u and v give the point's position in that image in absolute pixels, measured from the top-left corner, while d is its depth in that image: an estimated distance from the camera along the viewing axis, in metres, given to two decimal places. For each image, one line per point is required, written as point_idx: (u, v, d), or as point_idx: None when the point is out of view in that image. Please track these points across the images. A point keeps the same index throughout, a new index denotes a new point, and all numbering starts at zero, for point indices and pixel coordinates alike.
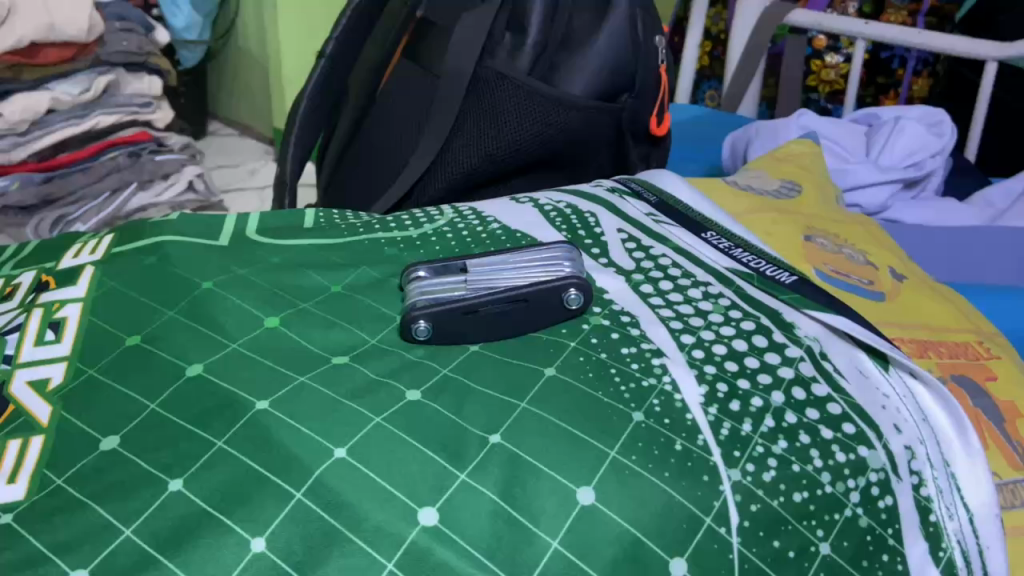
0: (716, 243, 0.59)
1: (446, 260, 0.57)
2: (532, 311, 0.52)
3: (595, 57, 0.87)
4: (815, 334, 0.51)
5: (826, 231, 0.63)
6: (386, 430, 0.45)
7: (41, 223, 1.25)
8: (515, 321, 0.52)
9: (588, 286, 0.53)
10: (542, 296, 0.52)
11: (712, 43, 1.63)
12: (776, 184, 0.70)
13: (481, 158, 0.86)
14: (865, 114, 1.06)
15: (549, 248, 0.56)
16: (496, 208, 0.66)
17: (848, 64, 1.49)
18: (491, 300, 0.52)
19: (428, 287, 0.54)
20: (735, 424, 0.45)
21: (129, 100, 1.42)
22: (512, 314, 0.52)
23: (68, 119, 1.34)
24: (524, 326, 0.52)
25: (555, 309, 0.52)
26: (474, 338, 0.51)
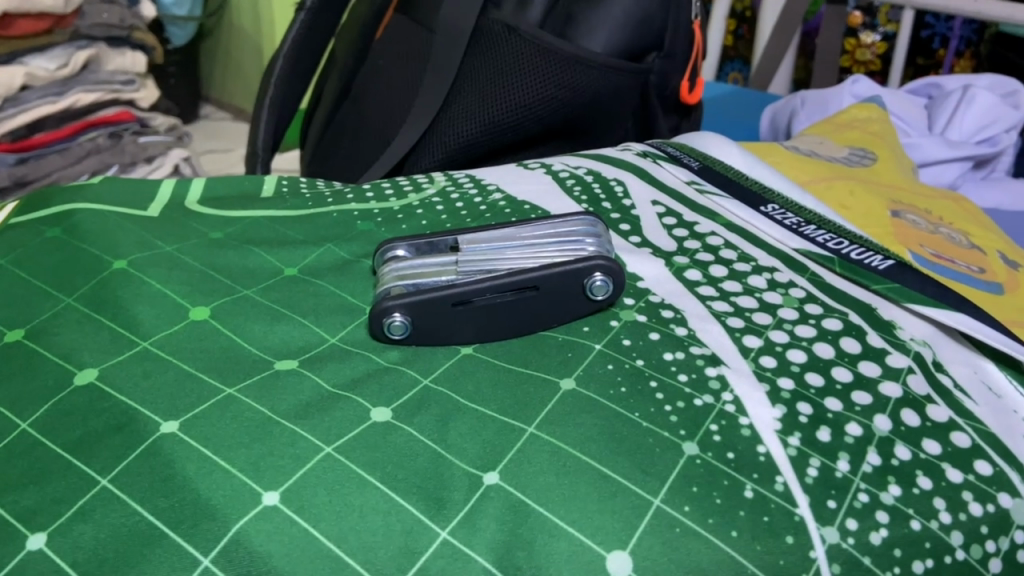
0: (781, 219, 0.46)
1: (429, 236, 0.44)
2: (550, 303, 0.39)
3: (620, 6, 0.73)
4: (924, 336, 0.38)
5: (916, 207, 0.50)
6: (340, 465, 0.32)
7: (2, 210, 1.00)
8: (520, 315, 0.39)
9: (622, 272, 0.40)
10: (563, 283, 0.39)
11: (737, 21, 1.49)
12: (843, 151, 0.57)
13: (483, 125, 0.74)
14: (925, 85, 0.93)
15: (565, 220, 0.43)
16: (498, 176, 0.53)
17: (884, 45, 1.31)
18: (489, 289, 0.39)
19: (409, 269, 0.41)
20: (827, 463, 0.33)
21: (110, 76, 1.12)
22: (518, 307, 0.39)
23: (43, 96, 1.04)
24: (537, 323, 0.39)
25: (576, 300, 0.40)
26: (468, 338, 0.39)
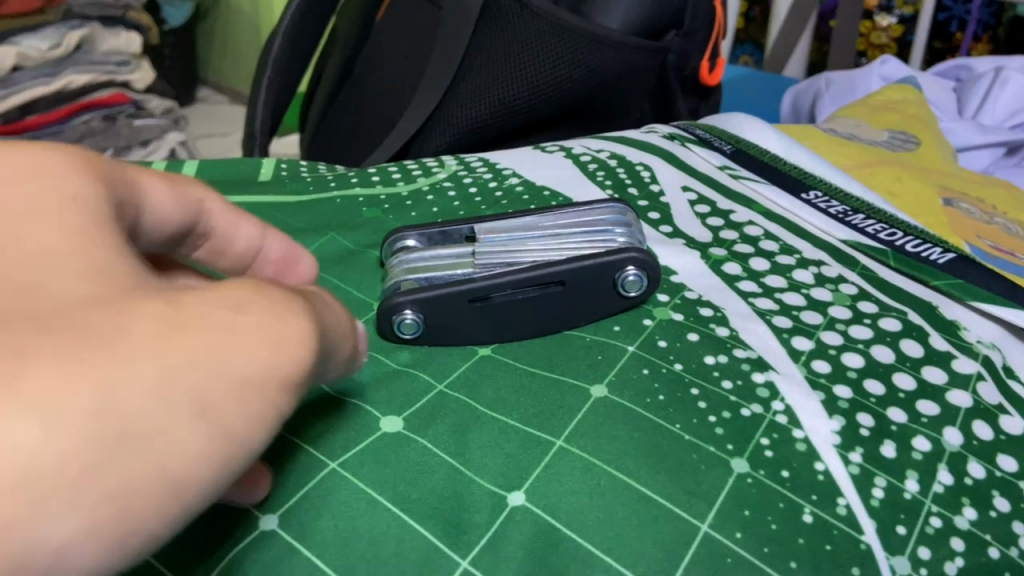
0: (825, 207, 0.42)
1: (441, 222, 0.40)
2: (575, 299, 0.36)
3: None
4: (993, 338, 0.35)
5: (967, 194, 0.46)
6: (346, 484, 0.28)
7: None
8: (543, 314, 0.35)
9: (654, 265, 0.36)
10: (589, 277, 0.35)
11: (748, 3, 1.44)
12: (882, 135, 0.53)
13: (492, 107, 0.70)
14: (953, 67, 0.88)
15: (591, 209, 0.40)
16: (514, 159, 0.50)
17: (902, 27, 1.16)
18: (508, 284, 0.35)
19: (421, 260, 0.38)
20: (893, 482, 0.29)
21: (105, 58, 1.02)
22: (542, 304, 0.35)
23: (36, 79, 0.95)
24: (560, 320, 0.36)
25: (606, 296, 0.36)
26: (485, 336, 0.35)
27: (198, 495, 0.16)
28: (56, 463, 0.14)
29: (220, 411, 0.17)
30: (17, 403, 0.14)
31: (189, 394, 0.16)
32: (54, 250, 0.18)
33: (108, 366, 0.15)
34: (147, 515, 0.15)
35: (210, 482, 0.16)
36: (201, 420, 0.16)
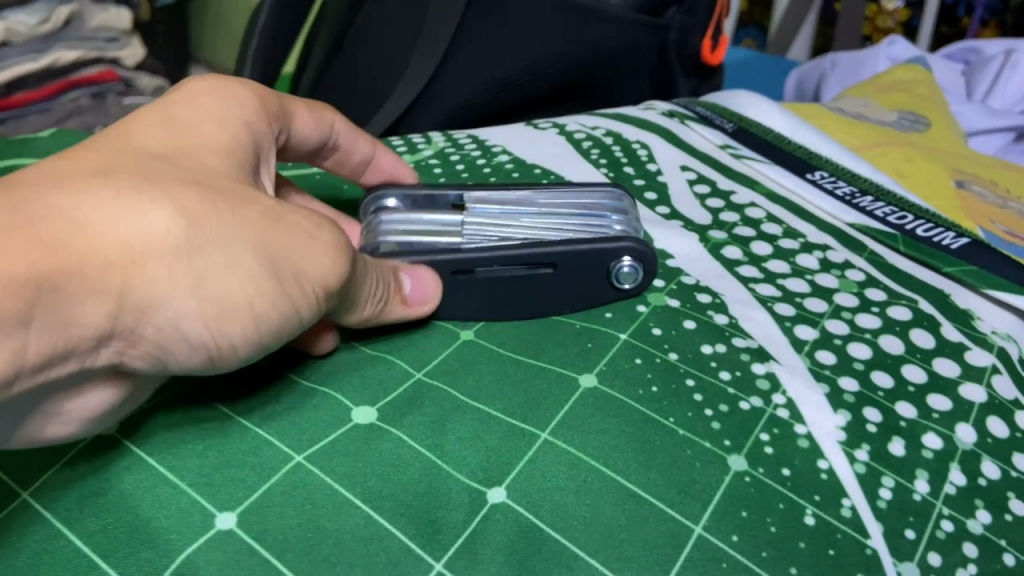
0: (831, 188, 0.40)
1: (427, 188, 0.38)
2: (565, 282, 0.33)
3: None
4: (1008, 329, 0.32)
5: (981, 177, 0.44)
6: (311, 479, 0.26)
7: None
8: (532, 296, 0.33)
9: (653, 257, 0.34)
10: (584, 261, 0.33)
11: None
12: (892, 115, 0.51)
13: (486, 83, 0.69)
14: (961, 50, 0.85)
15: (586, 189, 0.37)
16: (505, 137, 0.47)
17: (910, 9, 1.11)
18: (496, 262, 0.33)
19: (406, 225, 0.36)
20: (902, 483, 0.27)
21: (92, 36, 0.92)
22: (529, 287, 0.33)
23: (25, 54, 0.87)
24: (546, 304, 0.34)
25: (598, 285, 0.34)
26: (464, 312, 0.34)
27: (263, 319, 0.26)
28: (180, 254, 0.23)
29: (290, 277, 0.26)
30: (170, 203, 0.24)
31: (267, 251, 0.25)
32: (224, 134, 0.29)
33: (228, 220, 0.25)
34: (228, 316, 0.25)
35: (241, 313, 0.25)
36: (274, 278, 0.25)
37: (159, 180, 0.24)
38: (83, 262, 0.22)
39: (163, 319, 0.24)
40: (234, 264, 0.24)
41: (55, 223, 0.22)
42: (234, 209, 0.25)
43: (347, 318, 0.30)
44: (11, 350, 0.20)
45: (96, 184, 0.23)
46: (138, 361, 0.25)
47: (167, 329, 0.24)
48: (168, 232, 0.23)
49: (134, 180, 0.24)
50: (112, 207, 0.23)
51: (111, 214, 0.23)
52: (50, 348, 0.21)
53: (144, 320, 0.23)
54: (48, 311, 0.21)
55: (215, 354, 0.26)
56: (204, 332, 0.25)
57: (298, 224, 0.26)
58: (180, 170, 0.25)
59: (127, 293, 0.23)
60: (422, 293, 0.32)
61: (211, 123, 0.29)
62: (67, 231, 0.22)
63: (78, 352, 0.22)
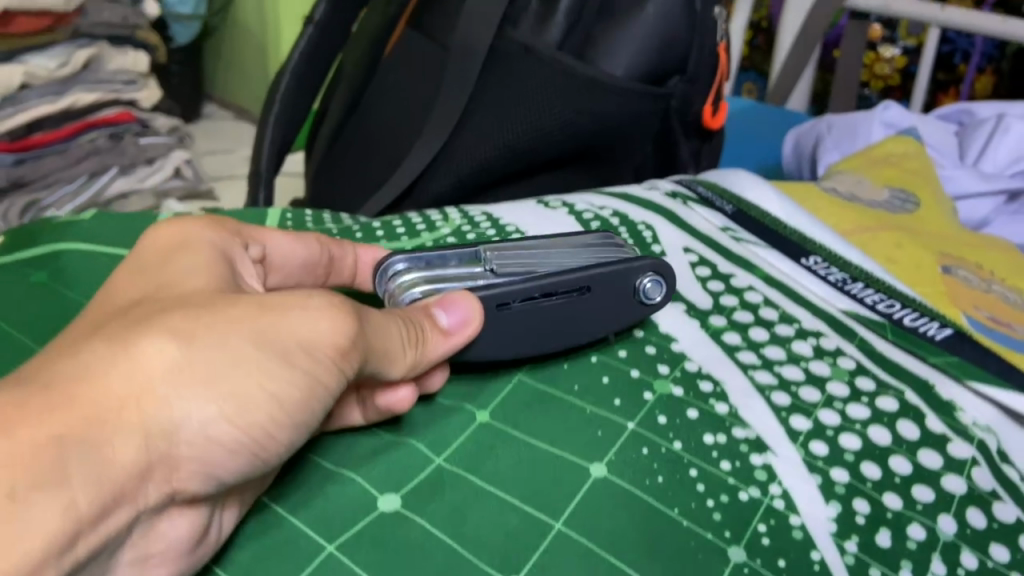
0: (825, 275, 0.43)
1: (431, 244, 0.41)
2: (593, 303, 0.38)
3: (643, 28, 0.70)
4: (988, 420, 0.35)
5: (966, 260, 0.46)
6: (343, 569, 0.28)
7: (10, 210, 0.95)
8: (570, 315, 0.37)
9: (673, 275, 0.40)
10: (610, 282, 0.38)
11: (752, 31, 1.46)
12: (883, 193, 0.54)
13: (495, 148, 0.72)
14: (956, 111, 0.88)
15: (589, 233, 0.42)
16: (517, 215, 0.50)
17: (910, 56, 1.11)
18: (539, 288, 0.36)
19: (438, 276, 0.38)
20: (888, 573, 0.29)
21: (110, 76, 1.06)
22: (569, 306, 0.37)
23: (45, 96, 0.99)
24: (580, 327, 0.37)
25: (626, 302, 0.38)
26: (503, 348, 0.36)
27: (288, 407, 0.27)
28: (184, 370, 0.25)
29: (297, 351, 0.27)
30: (162, 332, 0.26)
31: (262, 337, 0.27)
32: (202, 260, 0.32)
33: (216, 325, 0.26)
34: (253, 409, 0.26)
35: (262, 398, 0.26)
36: (281, 357, 0.27)
37: (148, 320, 0.26)
38: (103, 412, 0.24)
39: (194, 432, 0.25)
40: (240, 357, 0.26)
41: (60, 392, 0.24)
42: (219, 316, 0.27)
43: (394, 369, 0.32)
44: (59, 506, 0.22)
45: (92, 343, 0.25)
46: (193, 485, 0.26)
47: (200, 439, 0.25)
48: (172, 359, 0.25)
49: (124, 326, 0.26)
50: (108, 361, 0.25)
51: (108, 366, 0.24)
52: (98, 498, 0.23)
53: (178, 441, 0.25)
54: (78, 463, 0.23)
55: (259, 451, 0.27)
56: (236, 430, 0.26)
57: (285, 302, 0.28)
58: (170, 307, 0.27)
59: (142, 420, 0.24)
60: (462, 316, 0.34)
61: (188, 258, 0.32)
62: (71, 394, 0.24)
63: (128, 496, 0.24)
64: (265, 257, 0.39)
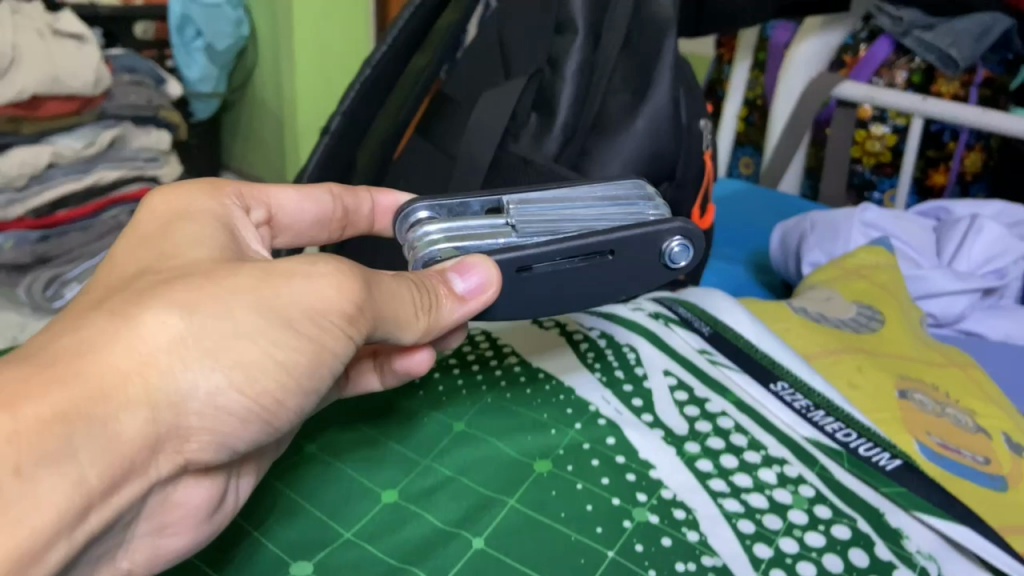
0: (789, 400, 0.48)
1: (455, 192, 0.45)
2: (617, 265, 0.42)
3: (631, 139, 0.76)
4: (931, 549, 0.39)
5: (923, 383, 0.52)
6: None
7: (34, 283, 1.05)
8: (592, 280, 0.42)
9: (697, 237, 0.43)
10: (635, 246, 0.41)
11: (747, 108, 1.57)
12: (852, 310, 0.59)
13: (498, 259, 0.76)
14: (933, 208, 0.93)
15: (614, 186, 0.46)
16: (513, 335, 0.55)
17: (896, 136, 1.26)
18: (560, 254, 0.40)
19: (462, 229, 0.43)
20: None
21: (135, 154, 1.22)
22: (592, 270, 0.41)
23: (69, 174, 1.14)
24: (603, 292, 0.42)
25: (652, 264, 0.42)
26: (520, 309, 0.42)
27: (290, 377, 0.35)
28: (185, 339, 0.32)
29: (302, 320, 0.34)
30: (165, 305, 0.32)
31: (267, 310, 0.34)
32: (205, 225, 0.40)
33: (220, 293, 0.33)
34: (259, 374, 0.34)
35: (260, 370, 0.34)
36: (287, 323, 0.34)
37: (149, 294, 0.33)
38: (109, 387, 0.30)
39: (203, 401, 0.32)
40: (240, 328, 0.33)
41: (71, 366, 0.30)
42: (225, 289, 0.34)
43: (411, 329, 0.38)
44: (70, 478, 0.28)
45: (97, 317, 0.32)
46: (196, 454, 0.34)
47: (206, 411, 0.33)
48: (176, 332, 0.32)
49: (122, 303, 0.33)
50: (111, 336, 0.31)
51: (115, 340, 0.31)
52: (104, 472, 0.30)
53: (187, 410, 0.32)
54: (91, 434, 0.29)
55: (267, 418, 0.35)
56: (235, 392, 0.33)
57: (289, 270, 0.35)
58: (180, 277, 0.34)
59: (150, 393, 0.31)
60: (478, 283, 0.39)
61: (190, 223, 0.39)
62: (81, 367, 0.30)
63: (136, 468, 0.31)
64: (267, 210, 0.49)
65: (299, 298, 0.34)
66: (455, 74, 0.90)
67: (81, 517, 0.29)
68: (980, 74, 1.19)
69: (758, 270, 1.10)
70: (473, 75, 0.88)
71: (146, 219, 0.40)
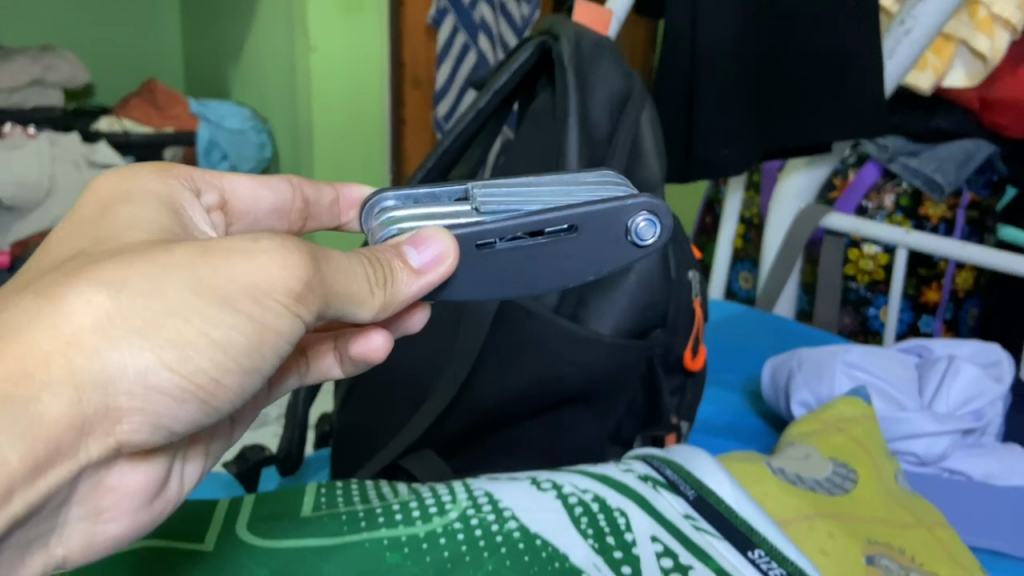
0: (765, 568, 0.53)
1: (428, 185, 0.57)
2: (576, 241, 0.52)
3: (625, 295, 0.84)
4: None
5: (887, 545, 0.59)
6: None
7: None
8: (554, 248, 0.52)
9: (666, 214, 0.53)
10: (593, 224, 0.52)
11: (746, 227, 1.79)
12: (828, 468, 0.65)
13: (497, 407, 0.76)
14: (914, 345, 0.99)
15: (573, 176, 0.57)
16: (513, 497, 0.58)
17: (885, 256, 1.52)
18: (519, 226, 0.50)
19: (421, 210, 0.54)
20: None
21: None
22: (554, 239, 0.51)
23: None
24: (568, 259, 0.52)
25: (606, 234, 0.52)
26: (491, 274, 0.52)
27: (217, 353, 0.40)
28: (113, 317, 0.37)
29: (236, 296, 0.40)
30: (92, 285, 0.38)
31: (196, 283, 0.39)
32: (154, 206, 0.51)
33: (152, 271, 0.39)
34: (191, 356, 0.39)
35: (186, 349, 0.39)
36: (221, 301, 0.40)
37: (75, 276, 0.38)
38: (32, 367, 0.35)
39: (133, 378, 0.38)
40: (175, 305, 0.39)
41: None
42: (163, 268, 0.39)
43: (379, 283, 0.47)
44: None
45: (24, 299, 0.37)
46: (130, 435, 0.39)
47: (137, 386, 0.38)
48: (101, 309, 0.37)
49: (48, 286, 0.38)
50: (34, 314, 0.36)
51: (39, 317, 0.36)
52: (23, 456, 0.35)
53: (116, 391, 0.37)
54: (15, 415, 0.34)
55: (202, 395, 0.41)
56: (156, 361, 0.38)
57: (229, 247, 0.41)
58: (122, 258, 0.40)
59: (71, 379, 0.36)
60: (431, 250, 0.49)
61: (142, 202, 0.51)
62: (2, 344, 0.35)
63: (61, 450, 0.36)
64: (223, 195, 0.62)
65: (239, 273, 0.41)
66: None
67: (7, 494, 0.35)
68: (964, 199, 1.57)
69: (754, 397, 1.15)
70: None
71: (100, 194, 0.51)
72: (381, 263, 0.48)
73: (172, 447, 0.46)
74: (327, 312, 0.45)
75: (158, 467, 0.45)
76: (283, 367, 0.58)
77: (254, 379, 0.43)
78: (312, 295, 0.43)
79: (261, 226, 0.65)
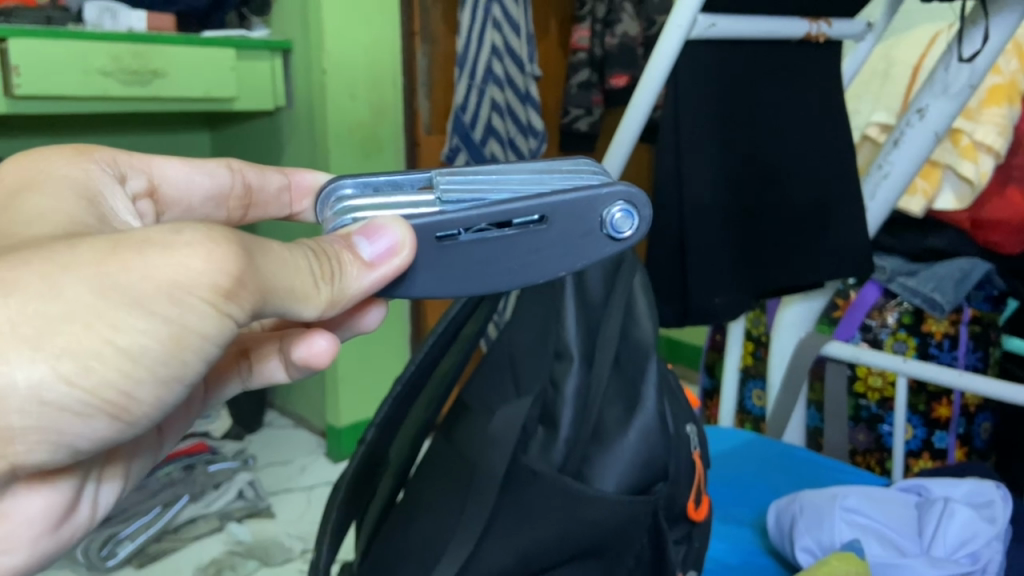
0: None
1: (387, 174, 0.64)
2: (547, 232, 0.55)
3: (625, 452, 0.90)
4: None
5: None
6: None
7: None
8: (526, 241, 0.55)
9: (643, 205, 0.57)
10: (563, 215, 0.55)
11: (754, 344, 1.83)
12: None
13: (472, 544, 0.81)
14: (914, 485, 1.03)
15: (539, 177, 0.61)
16: None
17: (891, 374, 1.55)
18: (484, 217, 0.54)
19: (380, 199, 0.61)
20: None
21: None
22: (526, 231, 0.55)
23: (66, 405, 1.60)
24: (543, 250, 0.56)
25: (580, 223, 0.56)
26: (462, 264, 0.55)
27: (108, 359, 0.45)
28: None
29: (136, 283, 0.45)
30: None
31: (98, 276, 0.44)
32: (71, 184, 0.63)
33: (52, 273, 0.44)
34: (81, 362, 0.44)
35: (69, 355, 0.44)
36: (120, 295, 0.45)
37: None
38: None
39: (26, 391, 0.43)
40: (71, 311, 0.44)
41: None
42: (63, 268, 0.44)
43: (317, 290, 0.51)
44: None
45: None
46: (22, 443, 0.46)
47: (26, 404, 0.44)
48: None
49: None
50: None
51: None
52: None
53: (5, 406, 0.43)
54: None
55: (96, 394, 0.46)
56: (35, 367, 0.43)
57: (143, 244, 0.46)
58: (29, 252, 0.46)
59: None
60: (385, 245, 0.53)
61: (60, 179, 0.63)
62: None
63: None
64: (158, 180, 0.76)
65: (152, 268, 0.45)
66: (472, 387, 1.05)
67: None
68: (967, 314, 1.56)
69: (764, 534, 1.17)
70: (486, 390, 1.03)
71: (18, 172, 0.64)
72: (330, 257, 0.53)
73: (85, 468, 0.60)
74: (267, 308, 0.49)
75: (60, 491, 0.58)
76: (224, 367, 0.76)
77: (153, 386, 0.49)
78: (245, 291, 0.47)
79: (200, 208, 0.79)
